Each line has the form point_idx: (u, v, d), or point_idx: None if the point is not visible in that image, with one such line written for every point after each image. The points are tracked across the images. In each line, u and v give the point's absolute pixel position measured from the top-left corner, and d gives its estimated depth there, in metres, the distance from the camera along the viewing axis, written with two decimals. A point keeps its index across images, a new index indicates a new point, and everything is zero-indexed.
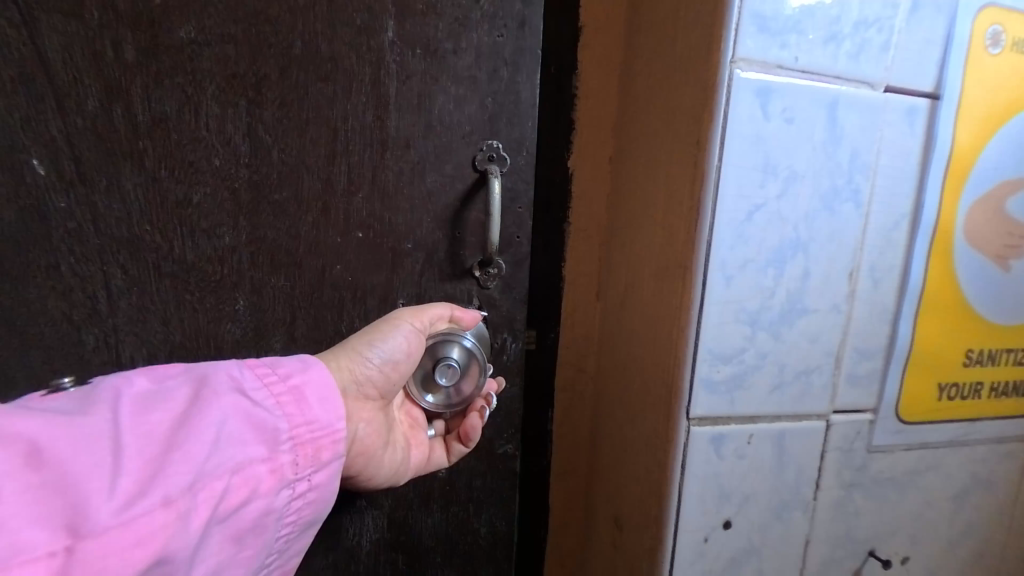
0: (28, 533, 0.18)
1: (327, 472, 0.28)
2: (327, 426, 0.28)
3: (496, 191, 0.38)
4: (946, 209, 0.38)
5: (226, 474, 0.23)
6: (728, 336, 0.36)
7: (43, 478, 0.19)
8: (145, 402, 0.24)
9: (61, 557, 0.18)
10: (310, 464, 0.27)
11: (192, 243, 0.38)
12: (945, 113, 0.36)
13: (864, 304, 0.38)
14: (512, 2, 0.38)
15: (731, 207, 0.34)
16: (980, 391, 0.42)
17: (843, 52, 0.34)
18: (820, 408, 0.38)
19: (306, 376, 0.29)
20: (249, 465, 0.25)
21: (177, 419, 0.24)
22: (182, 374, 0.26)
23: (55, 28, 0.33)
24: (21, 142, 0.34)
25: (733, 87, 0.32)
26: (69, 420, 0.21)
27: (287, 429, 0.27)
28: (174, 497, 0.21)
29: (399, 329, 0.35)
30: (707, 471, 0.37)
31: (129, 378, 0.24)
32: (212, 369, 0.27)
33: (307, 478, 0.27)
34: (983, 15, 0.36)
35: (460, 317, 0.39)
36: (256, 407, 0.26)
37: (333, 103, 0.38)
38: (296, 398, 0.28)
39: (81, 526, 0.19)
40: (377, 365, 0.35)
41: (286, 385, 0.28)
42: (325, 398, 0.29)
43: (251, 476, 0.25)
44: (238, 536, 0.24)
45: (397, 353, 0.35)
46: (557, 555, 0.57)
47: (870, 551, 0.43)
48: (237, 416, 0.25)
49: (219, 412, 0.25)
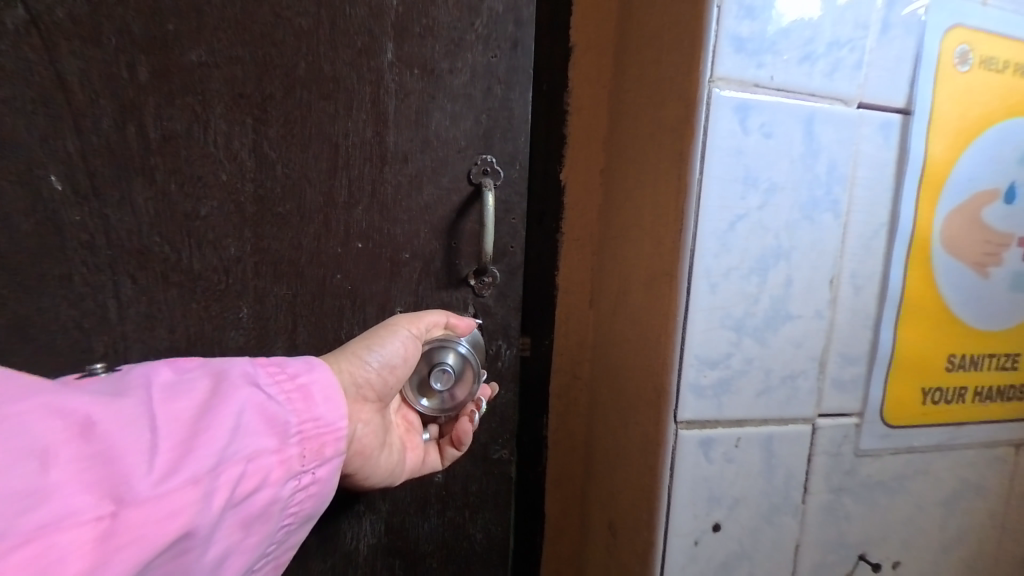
0: (78, 498, 0.19)
1: (330, 467, 0.29)
2: (332, 423, 0.29)
3: (490, 205, 0.40)
4: (922, 218, 0.39)
5: (243, 461, 0.25)
6: (714, 341, 0.37)
7: (90, 450, 0.20)
8: (173, 390, 0.25)
9: (106, 522, 0.19)
10: (314, 457, 0.28)
11: (199, 253, 0.39)
12: (917, 127, 0.38)
13: (847, 310, 0.39)
14: (506, 25, 0.41)
15: (715, 217, 0.36)
16: (964, 395, 0.43)
17: (817, 71, 0.36)
18: (806, 412, 0.39)
19: (312, 375, 0.30)
20: (262, 454, 0.26)
21: (200, 407, 0.25)
22: (201, 367, 0.27)
23: (76, 53, 0.35)
24: (39, 159, 0.36)
25: (712, 105, 0.34)
26: (111, 399, 0.22)
27: (295, 423, 0.28)
28: (202, 476, 0.23)
29: (397, 334, 0.37)
30: (696, 474, 0.38)
31: (156, 367, 0.26)
32: (229, 365, 0.28)
33: (311, 472, 0.28)
34: (950, 35, 0.38)
35: (455, 324, 0.41)
36: (269, 401, 0.28)
37: (335, 120, 0.39)
38: (303, 396, 0.29)
39: (124, 495, 0.20)
40: (376, 368, 0.36)
41: (295, 383, 0.29)
42: (330, 397, 0.30)
43: (263, 465, 0.26)
44: (246, 522, 0.25)
45: (394, 357, 0.37)
46: (554, 563, 0.57)
47: (861, 555, 0.43)
48: (253, 408, 0.27)
49: (238, 403, 0.26)
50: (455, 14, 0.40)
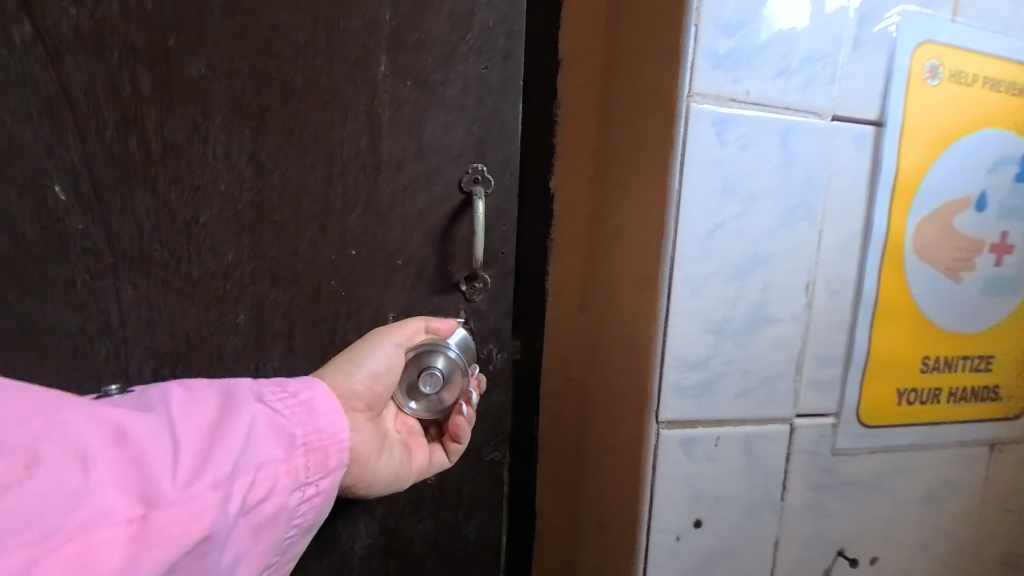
0: (110, 500, 0.21)
1: (334, 478, 0.31)
2: (335, 435, 0.31)
3: (479, 212, 0.42)
4: (895, 225, 0.41)
5: (254, 469, 0.27)
6: (694, 344, 0.38)
7: (122, 456, 0.23)
8: (190, 404, 0.27)
9: (135, 523, 0.22)
10: (319, 469, 0.30)
11: (199, 260, 0.41)
12: (889, 139, 0.40)
13: (823, 314, 0.41)
14: (497, 37, 0.42)
15: (694, 225, 0.37)
16: (939, 396, 0.45)
17: (791, 85, 0.37)
18: (784, 413, 0.41)
19: (312, 392, 0.32)
20: (270, 464, 0.28)
21: (216, 419, 0.27)
22: (214, 384, 0.30)
23: (79, 66, 0.37)
24: (44, 169, 0.37)
25: (690, 118, 0.36)
26: (138, 411, 0.25)
27: (301, 434, 0.30)
28: (217, 482, 0.25)
29: (379, 343, 0.39)
30: (678, 472, 0.39)
31: (173, 385, 0.28)
32: (240, 381, 0.30)
33: (316, 483, 0.30)
34: (920, 51, 0.40)
35: (437, 328, 0.43)
36: (277, 414, 0.29)
37: (331, 130, 0.41)
38: (308, 408, 0.31)
39: (150, 499, 0.22)
40: (362, 378, 0.38)
41: (298, 398, 0.31)
42: (332, 409, 0.31)
43: (272, 474, 0.27)
44: (257, 530, 0.27)
45: (379, 366, 0.39)
46: (545, 560, 0.58)
47: (839, 551, 0.44)
48: (263, 419, 0.29)
49: (251, 415, 0.28)
50: (447, 26, 0.41)
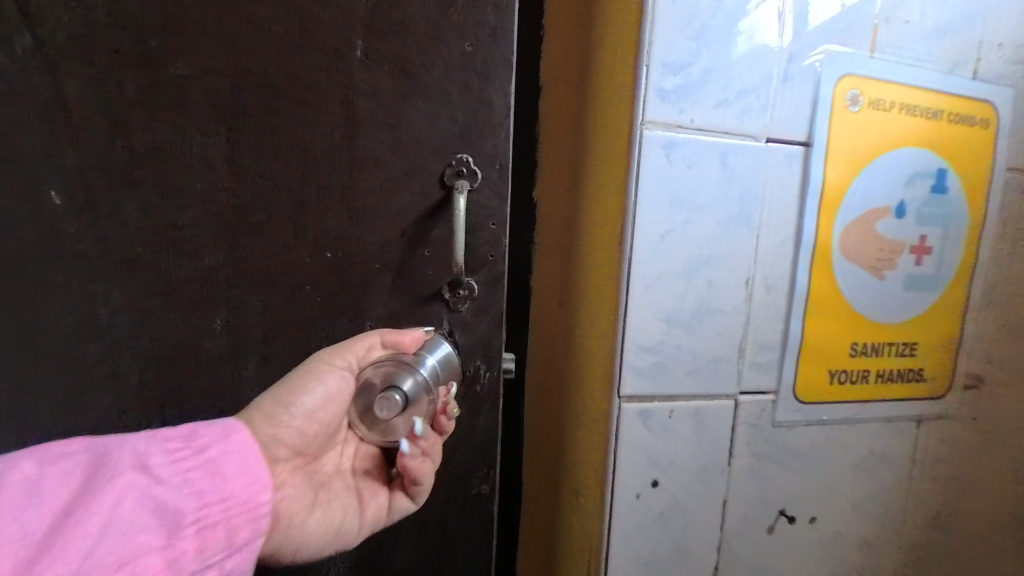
0: None
1: (225, 558, 0.31)
2: (232, 506, 0.31)
3: (462, 207, 0.48)
4: (823, 230, 0.48)
5: (116, 561, 0.27)
6: (650, 330, 0.46)
7: None
8: (44, 489, 0.27)
9: None
10: (203, 551, 0.30)
11: (178, 262, 0.48)
12: (816, 156, 0.47)
13: (762, 306, 0.48)
14: (484, 14, 0.47)
15: (648, 231, 0.44)
16: (867, 377, 0.52)
17: (729, 113, 0.45)
18: (729, 389, 0.48)
19: (218, 451, 0.33)
20: (144, 551, 0.28)
21: (76, 506, 0.27)
22: (85, 461, 0.30)
23: (76, 75, 0.44)
24: (42, 173, 0.46)
25: (642, 142, 0.43)
26: None
27: (188, 513, 0.30)
28: None
29: (320, 376, 0.42)
30: (637, 439, 0.46)
31: (22, 461, 0.28)
32: (118, 452, 0.30)
33: (199, 568, 0.30)
34: (842, 82, 0.47)
35: (395, 343, 0.45)
36: (156, 493, 0.30)
37: (304, 125, 0.47)
38: (207, 476, 0.31)
39: None
40: (297, 415, 0.41)
41: (197, 461, 0.32)
42: (245, 473, 0.33)
43: (145, 562, 0.28)
44: None
45: (315, 404, 0.42)
46: (532, 543, 0.62)
47: (780, 510, 0.51)
48: (135, 501, 0.29)
49: (119, 497, 0.28)
50: (432, 11, 0.46)
